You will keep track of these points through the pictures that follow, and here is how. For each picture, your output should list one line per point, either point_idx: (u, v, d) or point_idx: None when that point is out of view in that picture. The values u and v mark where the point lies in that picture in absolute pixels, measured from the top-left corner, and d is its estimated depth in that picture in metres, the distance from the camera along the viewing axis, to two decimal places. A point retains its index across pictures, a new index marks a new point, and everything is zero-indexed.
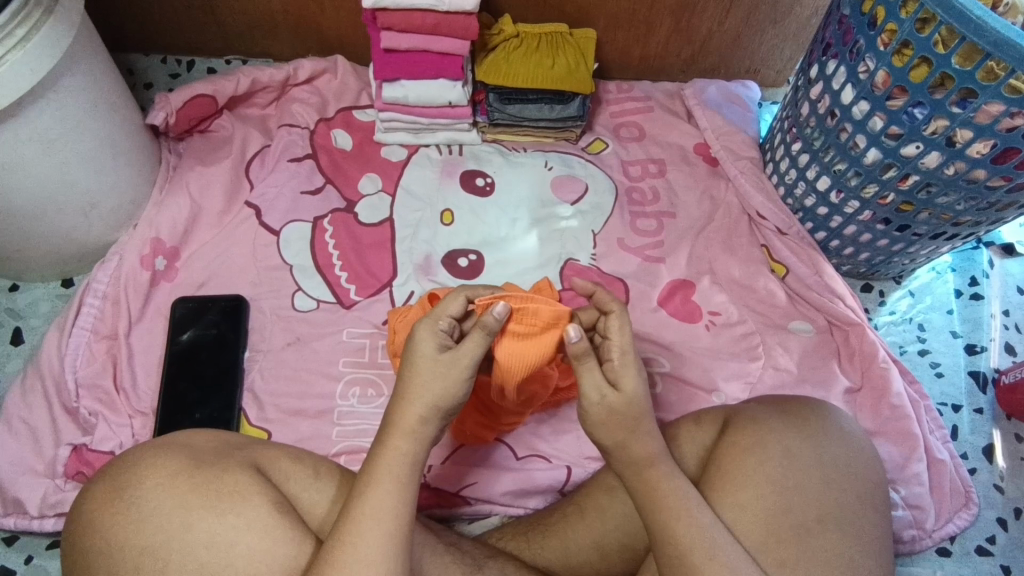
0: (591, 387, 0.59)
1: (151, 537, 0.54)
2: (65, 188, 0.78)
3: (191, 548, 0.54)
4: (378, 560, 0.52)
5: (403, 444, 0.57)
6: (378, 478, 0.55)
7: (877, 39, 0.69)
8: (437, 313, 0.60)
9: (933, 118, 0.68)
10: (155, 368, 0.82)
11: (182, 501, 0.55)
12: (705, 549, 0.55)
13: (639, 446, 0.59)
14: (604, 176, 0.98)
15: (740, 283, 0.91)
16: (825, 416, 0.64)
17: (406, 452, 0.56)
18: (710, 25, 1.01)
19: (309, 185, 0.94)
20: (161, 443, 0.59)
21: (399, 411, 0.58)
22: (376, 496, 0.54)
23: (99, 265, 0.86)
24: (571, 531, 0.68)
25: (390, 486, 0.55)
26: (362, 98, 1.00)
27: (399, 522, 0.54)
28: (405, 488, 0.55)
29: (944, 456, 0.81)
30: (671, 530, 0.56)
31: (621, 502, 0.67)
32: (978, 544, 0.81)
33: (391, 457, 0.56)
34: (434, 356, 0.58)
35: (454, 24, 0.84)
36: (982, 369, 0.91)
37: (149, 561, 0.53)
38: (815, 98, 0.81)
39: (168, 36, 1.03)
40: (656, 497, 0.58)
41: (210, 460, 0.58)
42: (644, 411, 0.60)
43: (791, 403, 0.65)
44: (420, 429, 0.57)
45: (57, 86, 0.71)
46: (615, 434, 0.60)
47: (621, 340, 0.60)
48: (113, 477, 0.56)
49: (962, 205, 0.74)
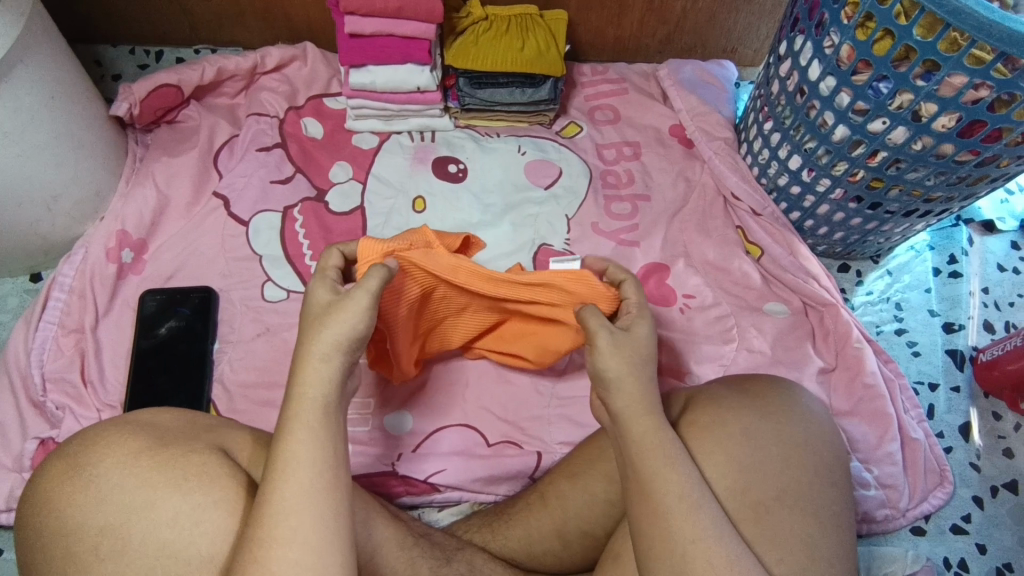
0: (602, 326, 0.59)
1: (113, 515, 0.53)
2: (23, 182, 0.77)
3: (155, 527, 0.53)
4: (305, 512, 0.48)
5: (312, 391, 0.52)
6: (291, 434, 0.50)
7: (841, 12, 0.67)
8: (322, 267, 0.60)
9: (898, 92, 0.66)
10: (122, 361, 0.82)
11: (147, 479, 0.54)
12: (680, 497, 0.53)
13: (632, 379, 0.57)
14: (577, 160, 0.97)
15: (715, 265, 0.90)
16: (785, 393, 0.63)
17: (316, 399, 0.52)
18: (684, 4, 0.99)
19: (279, 174, 0.93)
20: (127, 421, 0.59)
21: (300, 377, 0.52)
22: (296, 451, 0.50)
23: (66, 258, 0.86)
24: (536, 520, 0.67)
25: (307, 439, 0.50)
26: (333, 85, 0.99)
27: (321, 472, 0.49)
28: (325, 441, 0.51)
29: (919, 436, 0.81)
30: (648, 481, 0.54)
31: (582, 489, 0.65)
32: (953, 522, 0.80)
33: (303, 403, 0.51)
34: (326, 301, 0.56)
35: (418, 7, 0.83)
36: (961, 347, 0.90)
37: (110, 539, 0.53)
38: (784, 76, 0.79)
39: (135, 25, 1.02)
40: (645, 443, 0.55)
41: (176, 440, 0.57)
42: (651, 356, 0.60)
43: (751, 381, 0.65)
44: (323, 367, 0.53)
45: (8, 77, 0.70)
46: (620, 365, 0.58)
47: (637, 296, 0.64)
48: (74, 454, 0.56)
49: (933, 180, 0.72)
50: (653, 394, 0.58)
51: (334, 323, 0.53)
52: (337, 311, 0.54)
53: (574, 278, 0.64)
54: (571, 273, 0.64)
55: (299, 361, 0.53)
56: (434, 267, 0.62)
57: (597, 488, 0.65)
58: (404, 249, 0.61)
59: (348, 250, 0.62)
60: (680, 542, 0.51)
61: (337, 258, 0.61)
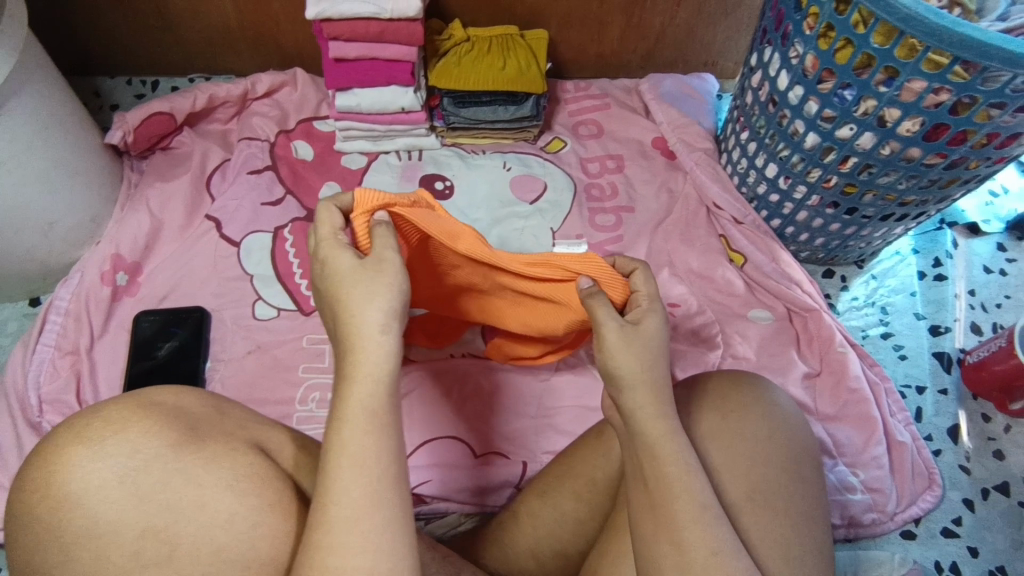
0: (612, 317, 0.56)
1: (158, 516, 0.46)
2: (21, 209, 0.80)
3: (207, 529, 0.47)
4: (373, 510, 0.43)
5: (371, 367, 0.46)
6: (350, 419, 0.44)
7: (803, 23, 0.69)
8: (318, 229, 0.53)
9: (862, 99, 0.67)
10: (117, 382, 0.84)
11: (192, 476, 0.47)
12: (696, 506, 0.49)
13: (643, 377, 0.54)
14: (562, 173, 0.99)
15: (699, 274, 0.91)
16: (746, 390, 0.63)
17: (379, 376, 0.46)
18: (662, 20, 1.02)
19: (269, 196, 0.95)
20: (148, 405, 0.49)
21: (356, 351, 0.46)
22: (356, 440, 0.44)
23: (62, 283, 0.88)
24: (510, 537, 0.68)
25: (371, 426, 0.44)
26: (322, 109, 1.02)
27: (386, 461, 0.44)
28: (386, 426, 0.45)
29: (905, 439, 0.81)
30: (669, 489, 0.50)
31: (551, 506, 0.66)
32: (945, 526, 0.80)
33: (365, 384, 0.45)
34: (354, 264, 0.49)
35: (399, 30, 0.86)
36: (948, 349, 0.90)
37: (153, 543, 0.45)
38: (756, 86, 0.81)
39: (132, 56, 1.06)
40: (656, 449, 0.52)
41: (213, 433, 0.51)
42: (662, 350, 0.56)
43: (709, 381, 0.64)
44: (383, 341, 0.46)
45: (4, 109, 0.73)
46: (633, 364, 0.53)
47: (647, 289, 0.60)
48: (94, 442, 0.46)
49: (905, 183, 0.73)
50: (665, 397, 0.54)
51: (376, 289, 0.48)
52: (375, 272, 0.49)
53: (580, 260, 0.62)
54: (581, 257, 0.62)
55: (351, 336, 0.47)
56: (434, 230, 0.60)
57: (568, 506, 0.65)
58: (403, 205, 0.59)
59: (342, 205, 0.56)
60: (696, 552, 0.48)
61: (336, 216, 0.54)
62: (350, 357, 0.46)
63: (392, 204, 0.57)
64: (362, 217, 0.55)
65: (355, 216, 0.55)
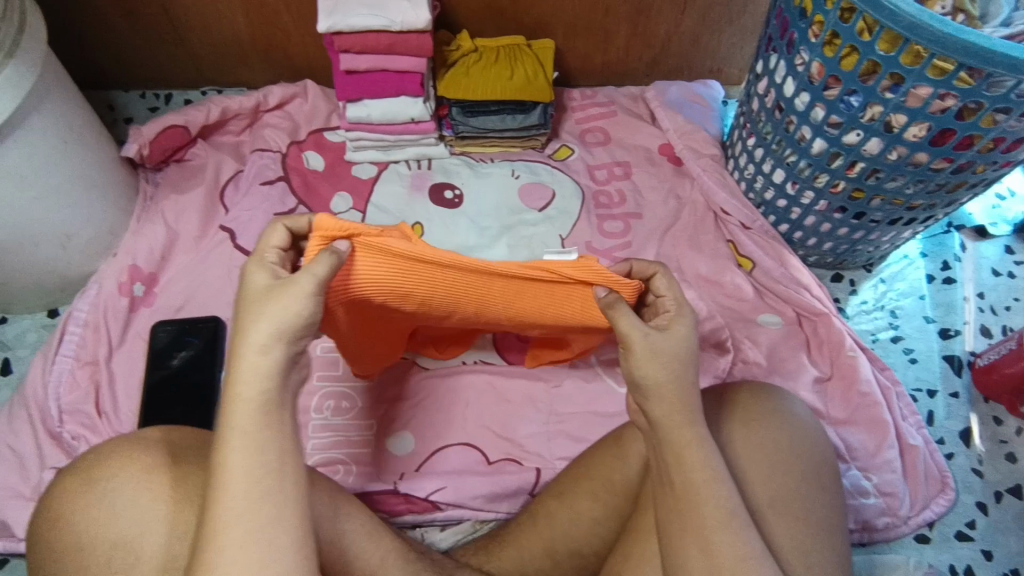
0: (635, 325, 0.57)
1: (125, 531, 0.53)
2: (40, 222, 0.82)
3: (165, 542, 0.53)
4: (235, 522, 0.44)
5: (245, 387, 0.47)
6: (226, 438, 0.46)
7: (808, 31, 0.69)
8: (260, 248, 0.54)
9: (869, 105, 0.68)
10: (135, 391, 0.85)
11: (156, 495, 0.54)
12: (726, 510, 0.52)
13: (672, 385, 0.56)
14: (570, 181, 1.00)
15: (708, 279, 0.92)
16: (767, 399, 0.65)
17: (253, 396, 0.47)
18: (668, 27, 1.03)
19: (282, 207, 0.96)
20: (135, 437, 0.57)
21: (235, 371, 0.47)
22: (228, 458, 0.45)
23: (80, 294, 0.89)
24: (526, 540, 0.69)
25: (246, 445, 0.46)
26: (333, 120, 1.04)
27: (258, 478, 0.45)
28: (263, 443, 0.46)
29: (918, 442, 0.81)
30: (696, 495, 0.52)
31: (568, 508, 0.67)
32: (958, 529, 0.80)
33: (238, 405, 0.46)
34: (266, 285, 0.50)
35: (409, 42, 0.87)
36: (958, 352, 0.90)
37: (120, 555, 0.52)
38: (762, 93, 0.82)
39: (146, 70, 1.08)
40: (683, 454, 0.54)
41: (186, 456, 0.56)
42: (690, 355, 0.58)
43: (734, 391, 0.66)
44: (261, 361, 0.47)
45: (25, 124, 0.75)
46: (659, 372, 0.56)
47: (673, 293, 0.64)
48: (84, 469, 0.55)
49: (912, 188, 0.74)
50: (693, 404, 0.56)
51: (274, 312, 0.48)
52: (278, 294, 0.49)
53: (573, 266, 0.64)
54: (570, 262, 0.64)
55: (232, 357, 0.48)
56: (414, 254, 0.60)
57: (583, 507, 0.66)
58: (371, 235, 0.58)
59: (297, 227, 0.57)
60: (722, 557, 0.51)
61: (283, 235, 0.55)
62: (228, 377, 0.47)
63: (356, 234, 0.56)
64: (318, 241, 0.55)
65: (311, 242, 0.55)
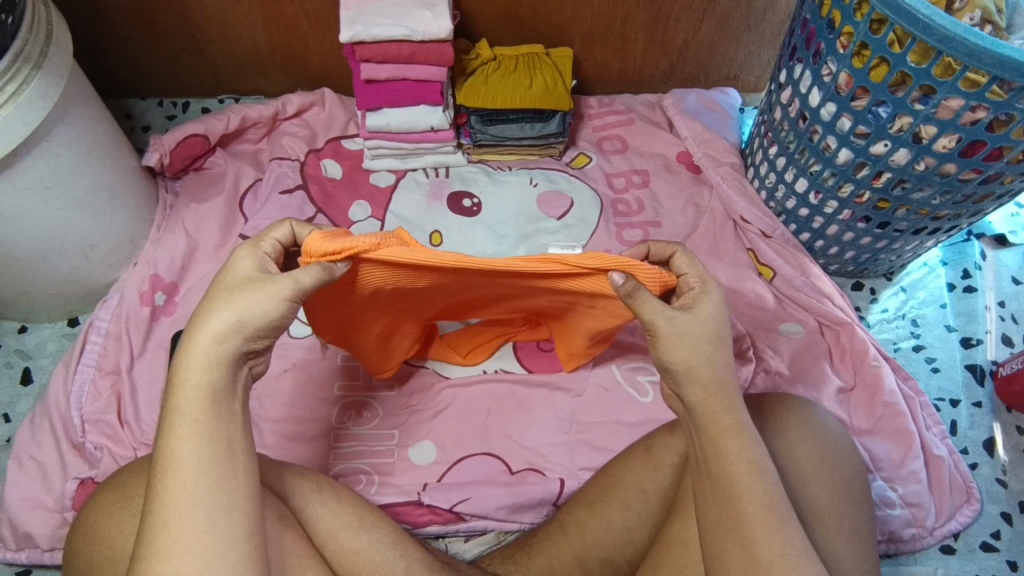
0: (659, 311, 0.55)
1: None
2: (64, 232, 0.82)
3: None
4: (192, 510, 0.45)
5: (201, 375, 0.48)
6: (176, 423, 0.47)
7: (836, 42, 0.69)
8: (259, 238, 0.54)
9: (897, 116, 0.68)
10: (157, 401, 0.84)
11: None
12: (765, 506, 0.52)
13: (706, 368, 0.55)
14: (588, 190, 1.00)
15: (729, 288, 0.92)
16: (801, 409, 0.65)
17: (205, 384, 0.48)
18: (685, 36, 1.02)
19: (301, 215, 0.96)
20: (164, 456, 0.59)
21: (187, 358, 0.48)
22: (181, 444, 0.46)
23: (102, 304, 0.90)
24: (555, 551, 0.68)
25: (195, 431, 0.47)
26: (351, 128, 1.04)
27: (212, 463, 0.46)
28: (213, 428, 0.47)
29: (942, 452, 0.81)
30: (735, 491, 0.53)
31: (600, 516, 0.68)
32: (984, 540, 0.79)
33: (188, 391, 0.47)
34: (251, 275, 0.51)
35: (430, 51, 0.87)
36: (980, 361, 0.90)
37: None
38: (786, 102, 0.82)
39: (163, 79, 1.08)
40: (723, 448, 0.54)
41: None
42: (721, 335, 0.57)
43: (766, 400, 0.65)
44: (218, 351, 0.49)
45: (50, 135, 0.75)
46: (689, 355, 0.55)
47: (695, 271, 0.60)
48: (119, 487, 0.56)
49: (939, 199, 0.74)
50: (732, 393, 0.56)
51: (239, 301, 0.49)
52: (253, 291, 0.50)
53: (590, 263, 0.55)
54: (590, 254, 0.55)
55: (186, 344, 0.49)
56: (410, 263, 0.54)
57: (615, 516, 0.67)
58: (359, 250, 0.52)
59: (301, 230, 0.55)
60: (763, 551, 0.50)
61: (288, 233, 0.55)
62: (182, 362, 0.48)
63: (341, 255, 0.51)
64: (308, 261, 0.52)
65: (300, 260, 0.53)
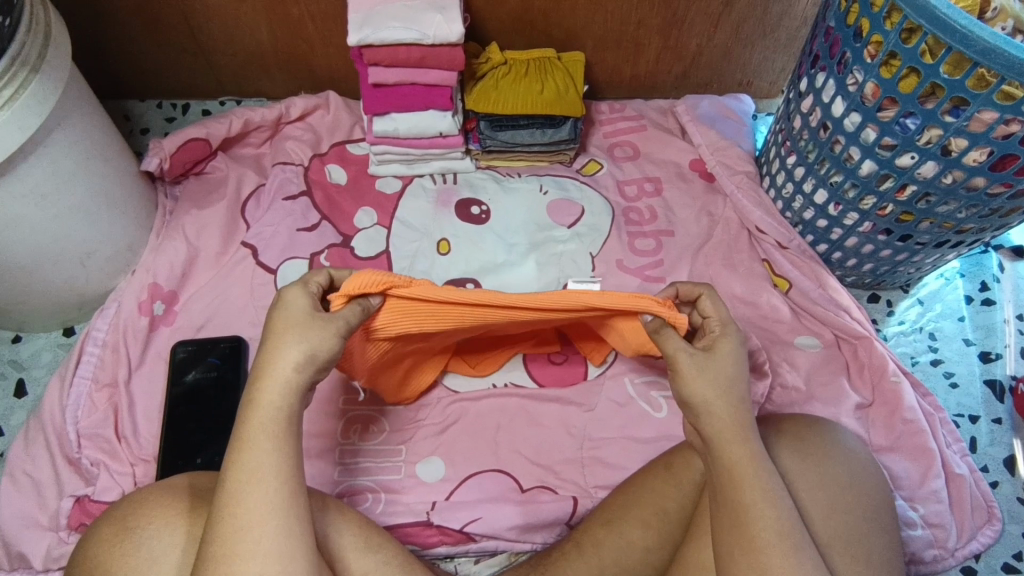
0: (682, 347, 0.58)
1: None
2: (61, 240, 0.79)
3: None
4: (268, 519, 0.50)
5: (275, 394, 0.53)
6: (253, 438, 0.52)
7: (863, 51, 0.67)
8: (305, 279, 0.59)
9: (926, 128, 0.66)
10: (155, 415, 0.82)
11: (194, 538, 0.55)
12: (778, 534, 0.52)
13: (721, 402, 0.56)
14: (599, 198, 0.98)
15: (744, 299, 0.89)
16: (824, 432, 0.63)
17: (280, 405, 0.53)
18: (699, 41, 1.00)
19: (304, 222, 0.93)
20: (164, 486, 0.59)
21: (264, 381, 0.53)
22: (255, 456, 0.51)
23: (99, 313, 0.87)
24: (573, 569, 0.65)
25: (271, 444, 0.52)
26: (356, 132, 1.01)
27: (286, 477, 0.51)
28: (286, 444, 0.52)
29: (963, 471, 0.79)
30: (747, 515, 0.53)
31: (618, 535, 0.65)
32: (1005, 561, 0.78)
33: (265, 409, 0.52)
34: (306, 312, 0.55)
35: (440, 55, 0.84)
36: (999, 377, 0.88)
37: None
38: (806, 111, 0.80)
39: (163, 80, 1.05)
40: (737, 477, 0.54)
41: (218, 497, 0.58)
42: (738, 372, 0.58)
43: (788, 422, 0.64)
44: (294, 377, 0.53)
45: (48, 141, 0.72)
46: (707, 391, 0.57)
47: (719, 314, 0.62)
48: (120, 518, 0.56)
49: (964, 213, 0.72)
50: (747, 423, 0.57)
51: (308, 335, 0.54)
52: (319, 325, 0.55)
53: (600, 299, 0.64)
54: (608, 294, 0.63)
55: (260, 365, 0.54)
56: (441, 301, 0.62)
57: (636, 535, 0.65)
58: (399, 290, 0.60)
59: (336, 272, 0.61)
60: None
61: (326, 276, 0.60)
62: (257, 382, 0.53)
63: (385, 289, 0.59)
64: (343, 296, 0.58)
65: (334, 296, 0.58)
